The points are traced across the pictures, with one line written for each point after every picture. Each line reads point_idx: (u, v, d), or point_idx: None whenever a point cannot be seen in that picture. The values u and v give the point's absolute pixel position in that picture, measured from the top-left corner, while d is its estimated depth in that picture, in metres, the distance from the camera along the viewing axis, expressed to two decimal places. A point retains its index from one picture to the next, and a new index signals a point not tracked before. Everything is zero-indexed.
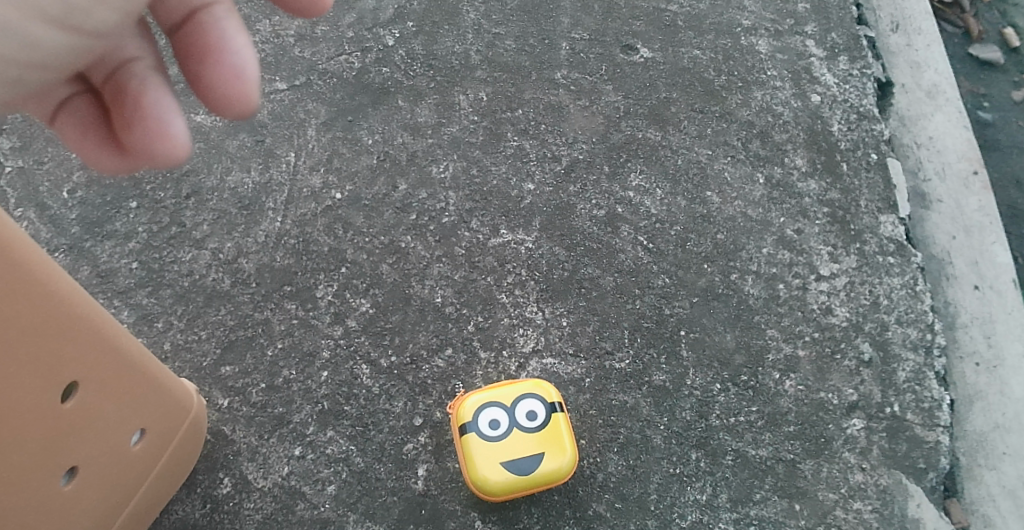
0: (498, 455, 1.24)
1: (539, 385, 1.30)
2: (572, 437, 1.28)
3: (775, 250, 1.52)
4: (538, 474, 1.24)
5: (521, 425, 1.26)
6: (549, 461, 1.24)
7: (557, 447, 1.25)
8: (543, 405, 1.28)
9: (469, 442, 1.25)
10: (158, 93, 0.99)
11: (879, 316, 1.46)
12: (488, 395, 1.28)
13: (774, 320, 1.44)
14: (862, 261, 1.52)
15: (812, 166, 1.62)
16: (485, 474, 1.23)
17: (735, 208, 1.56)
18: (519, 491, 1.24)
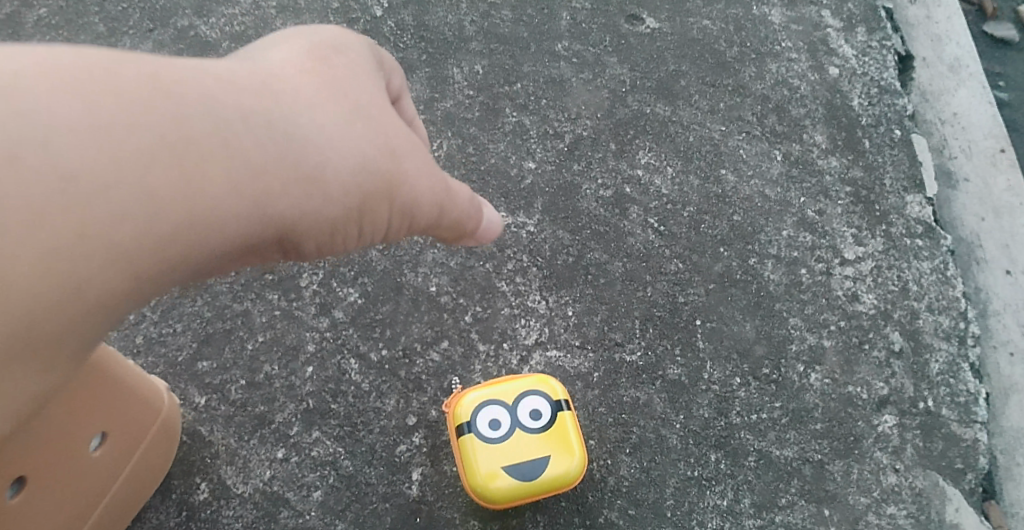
0: (500, 458, 1.13)
1: (543, 382, 1.19)
2: (580, 439, 1.17)
3: (795, 233, 1.41)
4: (544, 479, 1.12)
5: (525, 425, 1.15)
6: (555, 465, 1.13)
7: (564, 449, 1.14)
8: (548, 403, 1.17)
9: (468, 444, 1.13)
10: None
11: (908, 303, 1.35)
12: (487, 392, 1.17)
13: (797, 308, 1.33)
14: (889, 244, 1.41)
15: (833, 143, 1.51)
16: (487, 479, 1.12)
17: (752, 188, 1.45)
18: (524, 498, 1.13)
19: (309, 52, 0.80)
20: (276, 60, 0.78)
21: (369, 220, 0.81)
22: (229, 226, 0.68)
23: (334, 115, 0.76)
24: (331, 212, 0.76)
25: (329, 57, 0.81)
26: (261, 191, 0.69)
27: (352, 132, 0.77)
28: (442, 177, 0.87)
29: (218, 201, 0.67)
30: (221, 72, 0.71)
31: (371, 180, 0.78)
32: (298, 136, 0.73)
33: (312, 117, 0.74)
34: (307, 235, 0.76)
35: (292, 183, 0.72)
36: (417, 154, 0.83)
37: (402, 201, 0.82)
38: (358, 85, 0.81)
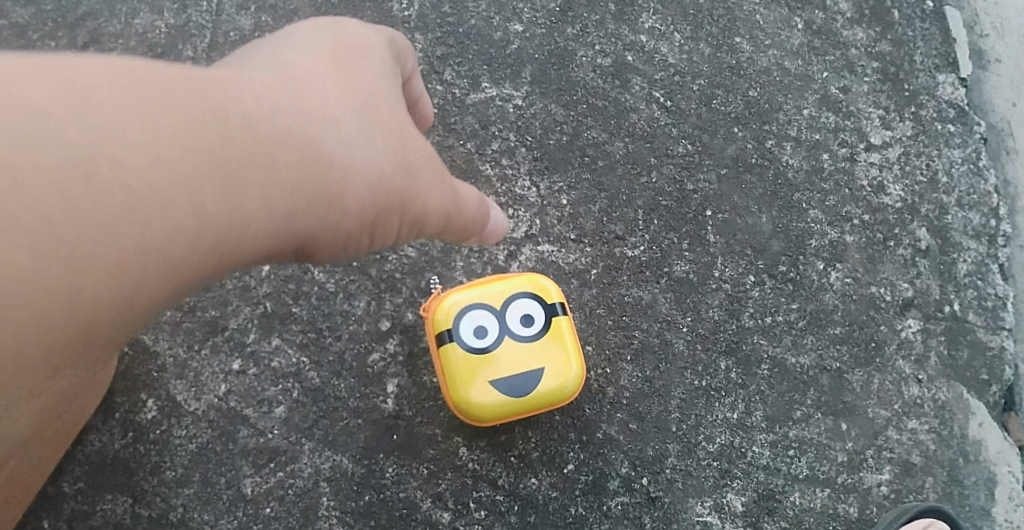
0: (488, 371, 0.98)
1: (536, 281, 1.02)
2: (577, 347, 1.02)
3: (817, 112, 1.21)
4: (537, 394, 0.99)
5: (516, 332, 0.99)
6: (550, 378, 0.99)
7: (560, 360, 1.00)
8: (541, 306, 1.01)
9: (451, 356, 0.99)
10: None
11: (936, 197, 1.19)
12: (472, 294, 1.00)
13: (818, 198, 1.17)
14: (918, 128, 1.22)
15: (859, 12, 1.26)
16: (473, 395, 0.98)
17: (768, 60, 1.23)
18: (514, 414, 1.00)
19: (341, 54, 0.75)
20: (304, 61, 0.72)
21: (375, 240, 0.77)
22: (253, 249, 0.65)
23: (362, 130, 0.71)
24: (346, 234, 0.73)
25: (357, 59, 0.76)
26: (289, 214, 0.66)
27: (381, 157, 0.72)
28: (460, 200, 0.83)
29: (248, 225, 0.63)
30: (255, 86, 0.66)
31: (388, 200, 0.73)
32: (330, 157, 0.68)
33: (339, 125, 0.69)
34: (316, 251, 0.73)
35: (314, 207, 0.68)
36: (438, 177, 0.78)
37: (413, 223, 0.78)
38: (387, 97, 0.75)
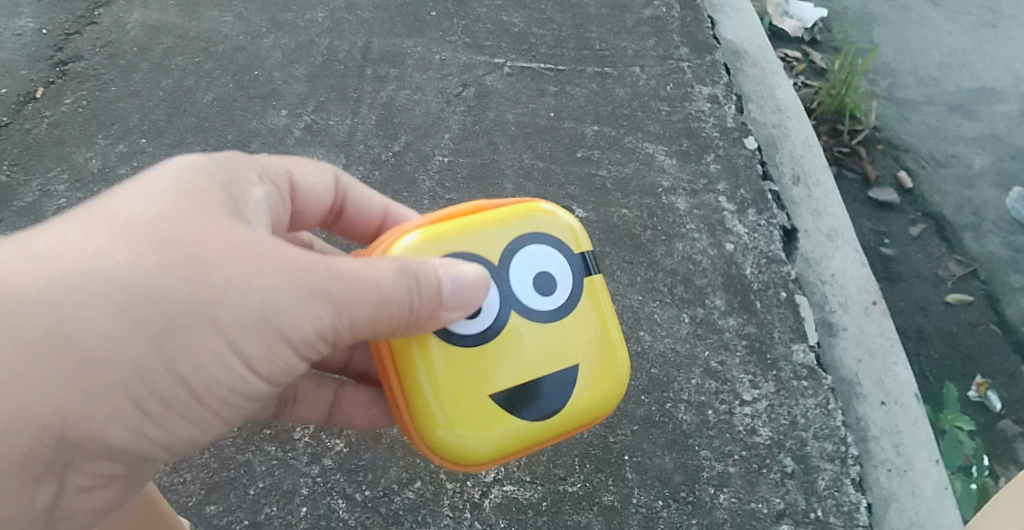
0: (491, 387, 1.26)
1: (545, 212, 1.34)
2: (596, 334, 1.34)
3: (702, 380, 1.74)
4: (573, 410, 1.30)
5: (528, 301, 1.30)
6: (582, 379, 1.31)
7: (597, 351, 1.33)
8: (557, 247, 1.34)
9: (430, 384, 1.24)
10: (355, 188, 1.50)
11: (797, 433, 1.68)
12: (443, 227, 1.27)
13: (706, 442, 1.66)
14: (779, 385, 1.74)
15: (730, 305, 1.87)
16: (469, 437, 1.25)
17: (665, 345, 1.79)
18: (535, 445, 1.30)
19: (195, 210, 1.13)
20: (160, 209, 1.11)
21: (252, 365, 1.14)
22: (104, 407, 1.08)
23: (179, 263, 1.08)
24: (205, 374, 1.12)
25: (222, 212, 1.15)
26: (120, 360, 1.06)
27: (203, 260, 1.09)
28: (366, 281, 1.14)
29: (90, 374, 1.05)
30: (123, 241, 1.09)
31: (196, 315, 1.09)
32: (147, 295, 1.06)
33: (157, 273, 1.07)
34: (182, 406, 1.13)
35: (156, 354, 1.08)
36: (299, 290, 1.12)
37: (283, 336, 1.14)
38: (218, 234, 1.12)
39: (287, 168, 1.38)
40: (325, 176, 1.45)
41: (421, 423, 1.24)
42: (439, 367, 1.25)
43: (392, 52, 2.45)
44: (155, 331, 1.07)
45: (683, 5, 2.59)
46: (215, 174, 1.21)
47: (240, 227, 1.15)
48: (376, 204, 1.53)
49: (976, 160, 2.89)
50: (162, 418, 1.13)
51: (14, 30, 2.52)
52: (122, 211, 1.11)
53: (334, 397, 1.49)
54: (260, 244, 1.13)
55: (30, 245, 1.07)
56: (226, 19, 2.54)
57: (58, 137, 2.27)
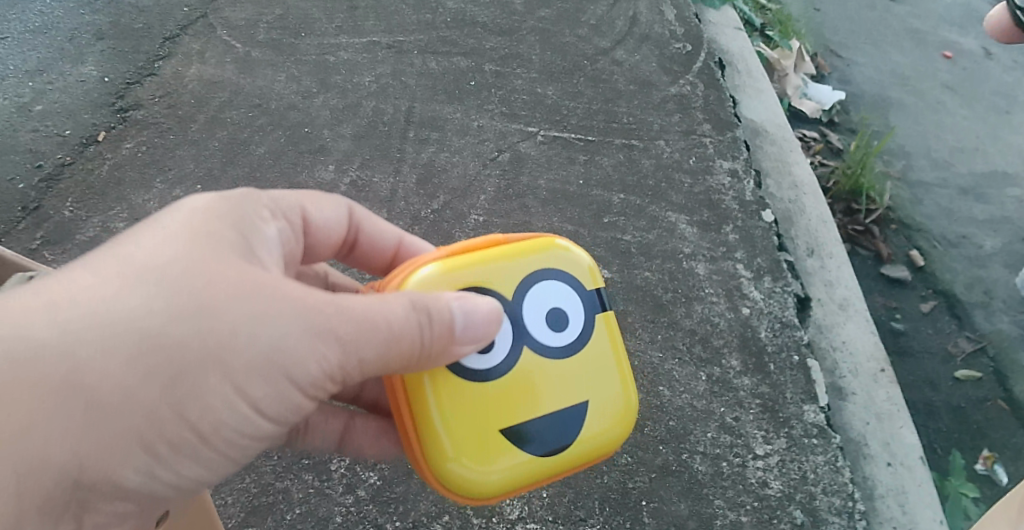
0: (501, 421, 1.32)
1: (561, 248, 1.42)
2: (606, 367, 1.41)
3: (717, 434, 1.88)
4: (580, 445, 1.37)
5: (541, 336, 1.37)
6: (595, 411, 1.38)
7: (605, 388, 1.40)
8: (570, 283, 1.41)
9: (443, 416, 1.29)
10: (370, 223, 1.55)
11: (807, 487, 1.82)
12: (460, 258, 1.33)
13: (720, 492, 1.80)
14: (791, 442, 1.88)
15: (745, 366, 2.00)
16: (479, 470, 1.30)
17: (683, 400, 1.93)
18: (541, 478, 1.36)
19: (207, 256, 1.17)
20: (172, 254, 1.16)
21: (260, 407, 1.18)
22: (116, 452, 1.11)
23: (189, 307, 1.12)
24: (214, 418, 1.15)
25: (236, 257, 1.20)
26: (132, 405, 1.10)
27: (213, 304, 1.14)
28: (373, 322, 1.19)
29: (103, 419, 1.09)
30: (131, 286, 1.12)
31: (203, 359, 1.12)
32: (158, 340, 1.10)
33: (170, 317, 1.11)
34: (191, 450, 1.17)
35: (167, 398, 1.11)
36: (306, 331, 1.17)
37: (290, 377, 1.18)
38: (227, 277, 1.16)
39: (300, 205, 1.44)
40: (339, 212, 1.51)
41: (433, 454, 1.29)
42: (451, 400, 1.30)
43: (434, 117, 2.63)
44: (162, 376, 1.11)
45: (707, 85, 2.77)
46: (226, 218, 1.25)
47: (249, 270, 1.19)
48: (390, 236, 1.58)
49: (987, 242, 3.01)
50: (172, 464, 1.16)
51: (80, 77, 2.73)
52: (133, 256, 1.15)
53: (346, 427, 1.60)
54: (268, 285, 1.18)
55: (46, 291, 1.11)
56: (279, 78, 2.74)
57: (118, 178, 2.45)
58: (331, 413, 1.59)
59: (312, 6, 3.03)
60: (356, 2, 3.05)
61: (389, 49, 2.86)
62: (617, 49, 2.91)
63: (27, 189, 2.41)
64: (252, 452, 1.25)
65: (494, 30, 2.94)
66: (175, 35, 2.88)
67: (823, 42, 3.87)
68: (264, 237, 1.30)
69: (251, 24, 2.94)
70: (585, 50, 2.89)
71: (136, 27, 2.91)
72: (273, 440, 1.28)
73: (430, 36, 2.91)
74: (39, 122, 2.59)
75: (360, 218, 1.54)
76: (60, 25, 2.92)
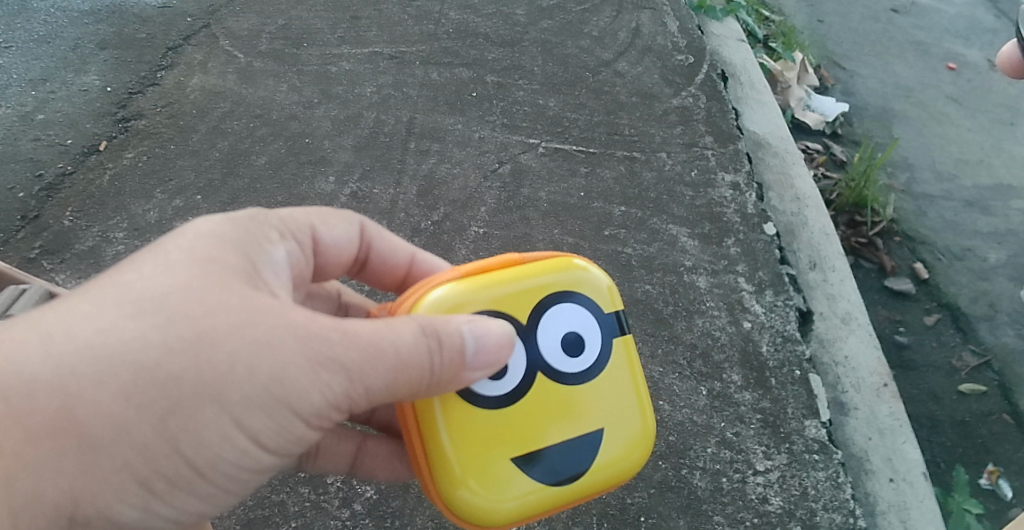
0: (516, 449, 1.31)
1: (579, 269, 1.38)
2: (622, 392, 1.39)
3: (717, 449, 1.87)
4: (596, 473, 1.35)
5: (557, 360, 1.35)
6: (611, 437, 1.36)
7: (622, 415, 1.38)
8: (589, 306, 1.38)
9: (453, 444, 1.28)
10: (383, 240, 1.53)
11: (808, 504, 1.80)
12: (474, 281, 1.31)
13: (720, 508, 1.79)
14: (792, 458, 1.86)
15: (746, 380, 1.98)
16: (491, 499, 1.29)
17: (683, 414, 1.91)
18: (556, 506, 1.34)
19: (206, 283, 1.15)
20: (170, 284, 1.13)
21: (259, 439, 1.17)
22: (110, 487, 1.12)
23: (183, 339, 1.11)
24: (209, 452, 1.15)
25: (238, 283, 1.17)
26: (124, 440, 1.10)
27: (209, 335, 1.11)
28: (382, 350, 1.16)
29: (95, 455, 1.10)
30: (127, 319, 1.11)
31: (197, 394, 1.11)
32: (151, 374, 1.10)
33: (163, 351, 1.10)
34: (187, 484, 1.17)
35: (160, 433, 1.11)
36: (308, 362, 1.14)
37: (291, 409, 1.16)
38: (225, 306, 1.13)
39: (310, 225, 1.41)
40: (350, 231, 1.48)
41: (444, 482, 1.28)
42: (464, 428, 1.29)
43: (435, 128, 2.63)
44: (155, 413, 1.10)
45: (710, 98, 2.76)
46: (232, 241, 1.23)
47: (252, 296, 1.16)
48: (401, 254, 1.55)
49: (992, 255, 2.98)
50: (168, 497, 1.17)
51: (82, 86, 2.73)
52: (131, 285, 1.14)
53: (358, 450, 1.58)
54: (271, 313, 1.15)
55: (43, 325, 1.11)
56: (281, 89, 2.75)
57: (119, 188, 2.45)
58: (342, 436, 1.58)
59: (315, 17, 3.03)
60: (359, 13, 3.05)
61: (391, 60, 2.86)
62: (620, 61, 2.90)
63: (27, 198, 2.41)
64: (256, 482, 1.25)
65: (497, 41, 2.95)
66: (177, 45, 2.89)
67: (826, 54, 3.85)
68: (270, 259, 1.27)
69: (253, 35, 2.94)
70: (587, 61, 2.89)
71: (139, 37, 2.91)
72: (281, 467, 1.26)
73: (432, 47, 2.91)
74: (40, 131, 2.59)
75: (372, 234, 1.52)
76: (63, 35, 2.93)
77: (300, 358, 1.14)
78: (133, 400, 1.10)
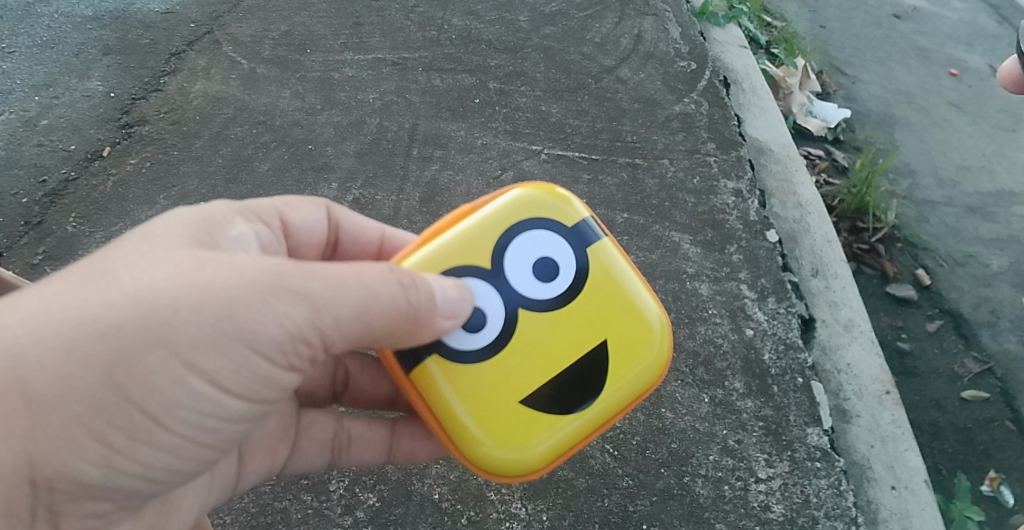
0: (528, 396, 1.39)
1: (527, 199, 1.44)
2: (617, 297, 1.44)
3: (720, 456, 1.87)
4: (616, 388, 1.42)
5: (532, 292, 1.41)
6: (619, 346, 1.43)
7: (627, 323, 1.44)
8: (547, 228, 1.44)
9: (461, 404, 1.38)
10: (348, 217, 1.59)
11: (810, 511, 1.80)
12: (435, 243, 1.41)
13: (722, 516, 1.79)
14: (793, 465, 1.86)
15: (748, 388, 1.98)
16: (520, 451, 1.38)
17: (685, 422, 1.91)
18: (588, 431, 1.42)
19: (150, 250, 1.23)
20: (118, 256, 1.22)
21: (217, 380, 1.21)
22: (63, 444, 1.17)
23: (128, 293, 1.17)
24: (162, 397, 1.19)
25: (183, 245, 1.25)
26: (72, 395, 1.15)
27: (152, 287, 1.18)
28: (340, 281, 1.23)
29: (44, 412, 1.15)
30: (75, 287, 1.18)
31: (143, 340, 1.17)
32: (94, 328, 1.16)
33: (107, 305, 1.16)
34: (146, 435, 1.21)
35: (108, 383, 1.16)
36: (258, 296, 1.20)
37: (248, 344, 1.21)
38: (169, 263, 1.21)
39: (276, 210, 1.50)
40: (317, 213, 1.55)
41: (466, 442, 1.39)
42: (474, 395, 1.39)
43: (437, 134, 2.63)
44: (102, 363, 1.16)
45: (712, 104, 2.77)
46: (185, 218, 1.31)
47: (193, 253, 1.23)
48: (371, 231, 1.61)
49: (994, 261, 2.99)
50: (129, 452, 1.22)
51: (85, 92, 2.74)
52: (82, 264, 1.22)
53: (391, 433, 1.65)
54: (215, 260, 1.21)
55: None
56: (284, 95, 2.75)
57: (123, 194, 2.45)
58: (373, 425, 1.64)
59: (317, 23, 3.04)
60: (362, 19, 3.06)
61: (393, 66, 2.87)
62: (622, 67, 2.91)
63: (30, 204, 2.42)
64: (226, 433, 1.29)
65: (499, 47, 2.95)
66: (180, 51, 2.90)
67: (828, 60, 3.86)
68: (225, 234, 1.35)
69: (256, 41, 2.95)
70: (589, 68, 2.90)
71: (142, 42, 2.92)
72: (249, 420, 1.30)
73: (435, 53, 2.92)
74: (44, 137, 2.60)
75: (337, 212, 1.59)
76: (67, 40, 2.94)
77: (243, 295, 1.19)
78: (79, 354, 1.15)
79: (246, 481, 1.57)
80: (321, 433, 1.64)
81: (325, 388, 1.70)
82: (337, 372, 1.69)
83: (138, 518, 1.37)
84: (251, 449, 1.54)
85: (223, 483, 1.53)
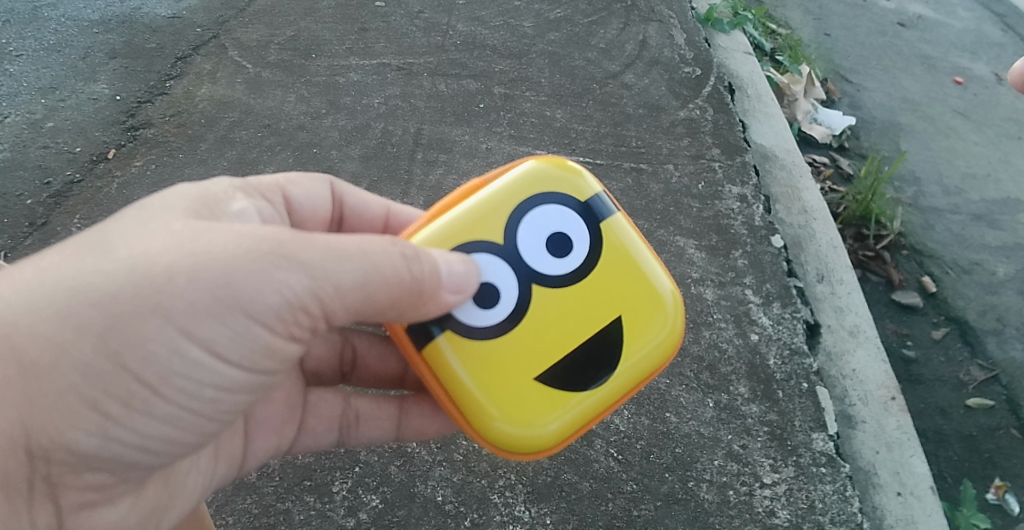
0: (540, 374, 1.39)
1: (537, 173, 1.44)
2: (627, 273, 1.44)
3: (724, 461, 1.86)
4: (628, 365, 1.41)
5: (545, 265, 1.41)
6: (631, 322, 1.42)
7: (640, 299, 1.43)
8: (558, 201, 1.43)
9: (474, 381, 1.38)
10: (352, 194, 1.59)
11: (815, 517, 1.79)
12: (448, 216, 1.40)
13: (725, 521, 1.78)
14: (798, 471, 1.85)
15: (753, 393, 1.97)
16: (531, 429, 1.38)
17: (690, 426, 1.90)
18: (600, 410, 1.41)
19: (148, 221, 1.23)
20: (115, 226, 1.23)
21: (215, 348, 1.21)
22: (59, 413, 1.17)
23: (122, 261, 1.18)
24: (158, 365, 1.19)
25: (180, 216, 1.25)
26: (66, 363, 1.16)
27: (147, 255, 1.18)
28: (339, 250, 1.22)
29: (38, 380, 1.16)
30: (71, 258, 1.19)
31: (138, 308, 1.16)
32: (88, 297, 1.16)
33: (102, 274, 1.17)
34: (144, 405, 1.21)
35: (103, 352, 1.16)
36: (254, 264, 1.19)
37: (246, 312, 1.20)
38: (165, 232, 1.21)
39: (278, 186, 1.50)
40: (321, 191, 1.55)
41: (478, 418, 1.38)
42: (487, 374, 1.38)
43: (442, 139, 2.63)
44: (94, 332, 1.16)
45: (717, 110, 2.76)
46: (186, 191, 1.31)
47: (191, 223, 1.24)
48: (375, 207, 1.62)
49: (1000, 269, 2.97)
50: (126, 421, 1.22)
51: (92, 95, 2.74)
52: (79, 235, 1.23)
53: (400, 412, 1.64)
54: (210, 229, 1.21)
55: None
56: (289, 99, 2.76)
57: (127, 196, 2.45)
58: (381, 402, 1.64)
59: (323, 28, 3.04)
60: (367, 25, 3.07)
61: (398, 71, 2.87)
62: (627, 73, 2.91)
63: (35, 205, 2.42)
64: (226, 402, 1.28)
65: (504, 53, 2.96)
66: (186, 55, 2.90)
67: (833, 67, 3.86)
68: (226, 208, 1.35)
69: (262, 45, 2.96)
70: (594, 73, 2.90)
71: (148, 46, 2.93)
72: (249, 391, 1.30)
73: (440, 59, 2.92)
74: (49, 139, 2.61)
75: (341, 186, 1.59)
76: (74, 44, 2.95)
77: (241, 263, 1.19)
78: (73, 324, 1.16)
79: (253, 459, 1.57)
80: (329, 411, 1.64)
81: (333, 368, 1.70)
82: (344, 351, 1.68)
83: (139, 494, 1.36)
84: (257, 427, 1.55)
85: (228, 461, 1.52)
